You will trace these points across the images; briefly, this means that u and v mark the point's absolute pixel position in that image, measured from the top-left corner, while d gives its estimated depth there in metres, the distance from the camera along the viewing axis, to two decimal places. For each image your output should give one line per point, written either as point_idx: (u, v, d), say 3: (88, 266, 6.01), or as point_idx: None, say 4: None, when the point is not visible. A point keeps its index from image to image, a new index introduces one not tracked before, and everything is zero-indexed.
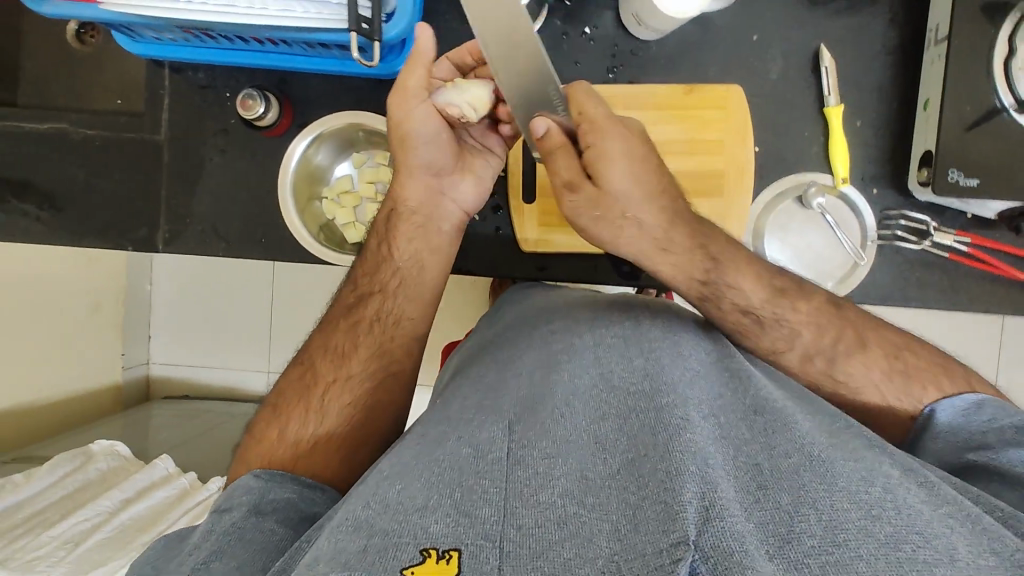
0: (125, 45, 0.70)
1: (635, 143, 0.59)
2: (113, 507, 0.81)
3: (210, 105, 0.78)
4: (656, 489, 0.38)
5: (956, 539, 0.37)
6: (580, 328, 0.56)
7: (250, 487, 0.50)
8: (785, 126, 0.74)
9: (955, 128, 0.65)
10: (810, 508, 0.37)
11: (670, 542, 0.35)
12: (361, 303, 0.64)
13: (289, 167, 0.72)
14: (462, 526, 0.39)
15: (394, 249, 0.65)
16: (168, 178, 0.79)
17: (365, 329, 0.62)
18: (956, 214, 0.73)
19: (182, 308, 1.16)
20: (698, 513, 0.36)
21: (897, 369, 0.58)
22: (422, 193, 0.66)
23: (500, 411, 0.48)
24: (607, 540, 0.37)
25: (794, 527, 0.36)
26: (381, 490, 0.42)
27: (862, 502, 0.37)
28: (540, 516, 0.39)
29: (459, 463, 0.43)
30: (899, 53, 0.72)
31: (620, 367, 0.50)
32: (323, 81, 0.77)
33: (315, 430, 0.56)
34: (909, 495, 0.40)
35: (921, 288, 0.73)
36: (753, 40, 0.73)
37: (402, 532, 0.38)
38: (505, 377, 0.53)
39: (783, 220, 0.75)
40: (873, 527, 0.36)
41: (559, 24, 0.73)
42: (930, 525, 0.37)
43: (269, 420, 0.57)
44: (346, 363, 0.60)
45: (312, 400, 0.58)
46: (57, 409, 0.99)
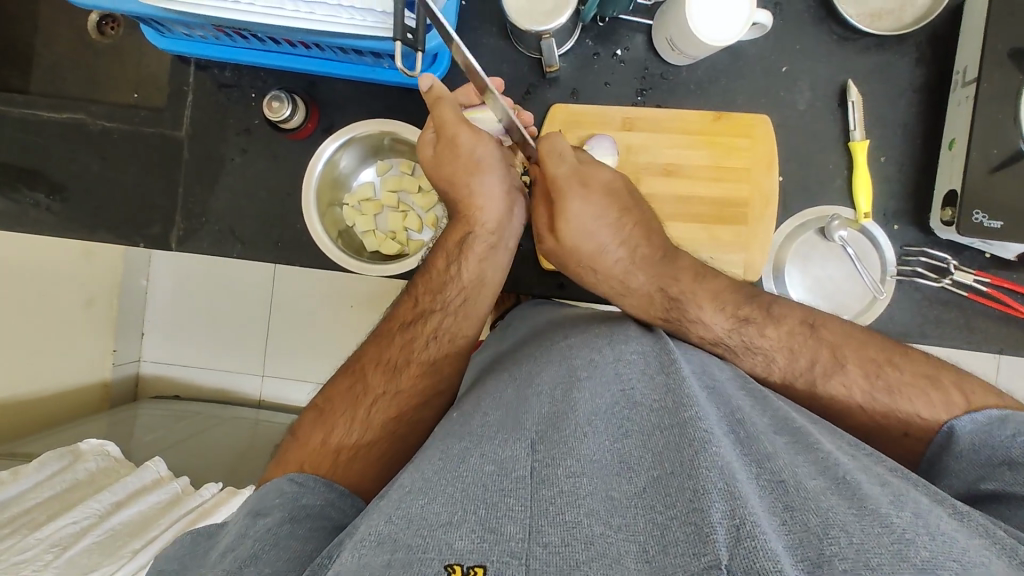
0: (152, 39, 0.70)
1: (594, 199, 0.65)
2: (103, 510, 0.77)
3: (233, 104, 0.77)
4: (685, 509, 0.37)
5: (996, 568, 0.36)
6: (601, 341, 0.53)
7: (284, 491, 0.48)
8: (811, 158, 0.74)
9: (980, 170, 0.66)
10: (841, 530, 0.35)
11: (700, 567, 0.34)
12: (421, 320, 0.63)
13: (315, 171, 0.71)
14: (487, 542, 0.37)
15: (461, 268, 0.66)
16: (187, 176, 0.78)
17: (420, 347, 0.62)
18: (975, 253, 0.73)
19: (185, 305, 1.14)
20: (729, 534, 0.34)
21: (880, 386, 0.55)
22: (498, 213, 0.67)
23: (521, 427, 0.45)
24: (634, 562, 0.36)
25: (825, 551, 0.34)
26: (405, 503, 0.40)
27: (891, 526, 0.36)
28: (565, 534, 0.37)
29: (483, 481, 0.41)
30: (925, 91, 0.73)
31: (642, 381, 0.48)
32: (350, 87, 0.76)
33: (355, 438, 0.55)
34: (942, 520, 0.39)
35: (938, 325, 0.73)
36: (781, 71, 0.74)
37: (427, 547, 0.37)
38: (528, 390, 0.50)
39: (804, 250, 0.75)
40: (905, 550, 0.35)
41: (590, 44, 0.74)
42: (966, 551, 0.36)
43: (315, 425, 0.56)
44: (398, 377, 0.60)
45: (358, 412, 0.57)
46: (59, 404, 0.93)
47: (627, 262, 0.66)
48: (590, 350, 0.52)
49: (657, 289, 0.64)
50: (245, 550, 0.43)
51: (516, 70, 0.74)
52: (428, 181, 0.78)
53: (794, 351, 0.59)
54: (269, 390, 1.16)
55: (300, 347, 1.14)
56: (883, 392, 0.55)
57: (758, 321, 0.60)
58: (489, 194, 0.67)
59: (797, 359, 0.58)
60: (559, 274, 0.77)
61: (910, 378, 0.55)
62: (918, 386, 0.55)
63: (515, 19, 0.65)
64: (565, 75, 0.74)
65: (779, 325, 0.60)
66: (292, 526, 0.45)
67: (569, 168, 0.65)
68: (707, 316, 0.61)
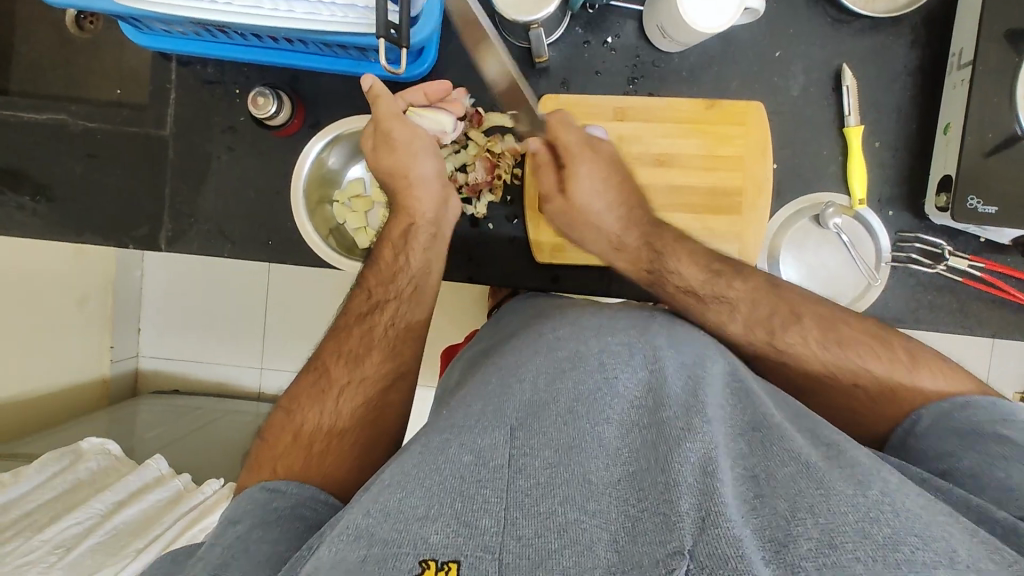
0: (132, 36, 0.68)
1: (603, 162, 0.67)
2: (106, 509, 0.83)
3: (217, 102, 0.75)
4: (656, 499, 0.38)
5: (956, 544, 0.36)
6: (587, 333, 0.53)
7: (256, 497, 0.49)
8: (806, 145, 0.73)
9: (974, 155, 0.65)
10: (807, 513, 0.36)
11: (665, 553, 0.35)
12: (376, 310, 0.63)
13: (301, 171, 0.70)
14: (461, 536, 0.37)
15: (408, 257, 0.65)
16: (173, 175, 0.76)
17: (379, 334, 0.62)
18: (969, 238, 0.73)
19: (174, 301, 1.21)
20: (696, 522, 0.36)
21: (833, 340, 0.58)
22: (434, 203, 0.66)
23: (502, 415, 0.44)
24: (605, 550, 0.37)
25: (790, 532, 0.36)
26: (381, 497, 0.39)
27: (859, 504, 0.37)
28: (540, 525, 0.38)
29: (460, 472, 0.40)
30: (919, 75, 0.72)
31: (625, 371, 0.48)
32: (337, 81, 0.74)
33: (326, 427, 0.56)
34: (907, 498, 0.39)
35: (932, 311, 0.73)
36: (775, 56, 0.73)
37: (402, 542, 0.37)
38: (511, 378, 0.48)
39: (799, 237, 0.75)
40: (870, 528, 0.35)
41: (580, 32, 0.72)
42: (929, 528, 0.36)
43: (284, 424, 0.56)
44: (361, 367, 0.60)
45: (326, 403, 0.57)
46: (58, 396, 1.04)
47: (625, 219, 0.68)
48: (575, 342, 0.51)
49: (646, 243, 0.67)
50: (217, 554, 0.44)
51: None
52: None
53: (756, 301, 0.61)
54: (267, 381, 1.22)
55: (303, 339, 1.20)
56: (835, 346, 0.58)
57: (728, 274, 0.63)
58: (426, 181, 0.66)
59: (758, 309, 0.61)
60: (552, 267, 0.74)
61: (863, 337, 0.58)
62: (869, 343, 0.57)
63: (502, 9, 0.63)
64: (556, 65, 0.73)
65: (745, 280, 0.63)
66: (261, 531, 0.45)
67: (580, 135, 0.67)
68: (684, 267, 0.64)
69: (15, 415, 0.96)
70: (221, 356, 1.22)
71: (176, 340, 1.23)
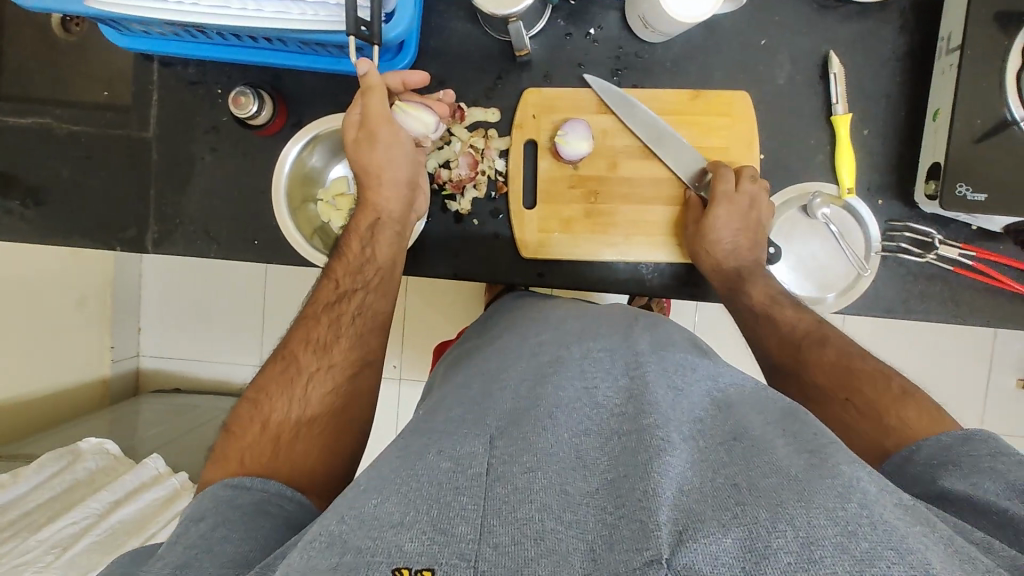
0: (112, 38, 0.68)
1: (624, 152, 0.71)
2: (103, 509, 0.84)
3: (199, 102, 0.75)
4: (634, 507, 0.37)
5: (932, 557, 0.33)
6: (570, 339, 0.54)
7: (218, 496, 0.49)
8: (794, 134, 0.72)
9: (963, 141, 0.64)
10: (786, 523, 0.34)
11: (642, 561, 0.34)
12: (344, 299, 0.64)
13: (283, 172, 0.70)
14: (436, 544, 0.36)
15: (375, 249, 0.65)
16: (157, 177, 0.76)
17: (347, 322, 0.63)
18: (961, 226, 0.72)
19: (170, 301, 1.22)
20: (672, 534, 0.35)
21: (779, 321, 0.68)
22: (399, 202, 0.67)
23: (482, 423, 0.46)
24: (579, 560, 0.36)
25: (771, 543, 0.33)
26: (358, 504, 0.40)
27: (837, 516, 0.34)
28: (516, 533, 0.37)
29: (438, 478, 0.41)
30: (908, 60, 0.70)
31: (605, 382, 0.48)
32: (319, 78, 0.74)
33: (295, 417, 0.57)
34: (886, 510, 0.35)
35: (923, 300, 0.72)
36: (760, 45, 0.71)
37: (376, 551, 0.36)
38: (491, 385, 0.51)
39: (786, 228, 0.74)
40: (847, 544, 0.32)
41: (562, 24, 0.71)
42: (906, 541, 0.33)
43: (252, 414, 0.57)
44: (329, 354, 0.61)
45: (295, 391, 0.58)
46: (58, 397, 1.06)
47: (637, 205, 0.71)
48: (558, 347, 0.53)
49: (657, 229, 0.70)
50: (176, 555, 0.43)
51: (487, 55, 0.72)
52: None
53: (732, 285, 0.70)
54: None
55: None
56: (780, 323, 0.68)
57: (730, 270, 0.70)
58: (396, 182, 0.66)
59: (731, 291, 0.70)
60: (538, 263, 0.74)
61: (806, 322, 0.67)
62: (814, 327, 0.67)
63: (480, 4, 0.62)
64: (538, 58, 0.72)
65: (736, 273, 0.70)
66: (225, 530, 0.45)
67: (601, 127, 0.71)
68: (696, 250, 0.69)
69: (13, 416, 0.98)
70: (218, 355, 1.23)
71: (174, 340, 1.23)
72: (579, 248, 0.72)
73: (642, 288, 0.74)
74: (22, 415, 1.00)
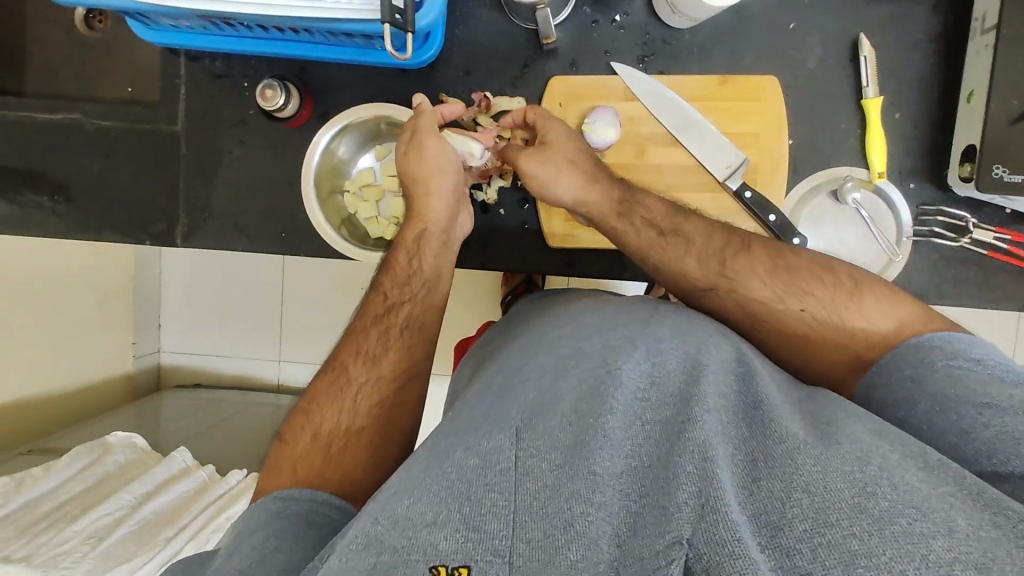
0: (139, 33, 0.69)
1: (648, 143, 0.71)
2: (135, 500, 0.86)
3: (225, 95, 0.75)
4: (657, 495, 0.39)
5: (956, 515, 0.36)
6: (591, 331, 0.51)
7: (267, 508, 0.50)
8: (823, 119, 0.72)
9: (1000, 123, 0.63)
10: (804, 492, 0.37)
11: (664, 544, 0.36)
12: (392, 310, 0.63)
13: (312, 162, 0.70)
14: (470, 541, 0.38)
15: (422, 261, 0.65)
16: (186, 170, 0.76)
17: (396, 334, 0.62)
18: (995, 209, 0.71)
19: (192, 296, 1.23)
20: (693, 511, 0.37)
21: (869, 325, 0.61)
22: (444, 207, 0.66)
23: (506, 417, 0.43)
24: (608, 545, 0.38)
25: (787, 513, 0.36)
26: (390, 504, 0.39)
27: (855, 479, 0.37)
28: (548, 526, 0.38)
29: (468, 476, 0.40)
30: (941, 42, 0.69)
31: (627, 362, 0.45)
32: (344, 70, 0.74)
33: (344, 426, 0.57)
34: (906, 472, 0.38)
35: (956, 285, 0.72)
36: (789, 28, 0.71)
37: (412, 549, 0.38)
38: (514, 379, 0.49)
39: (816, 215, 0.72)
40: (866, 503, 0.36)
41: (588, 12, 0.71)
42: (927, 500, 0.36)
43: (302, 423, 0.57)
44: (378, 365, 0.60)
45: (344, 401, 0.58)
46: (86, 393, 1.08)
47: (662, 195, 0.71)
48: (579, 340, 0.51)
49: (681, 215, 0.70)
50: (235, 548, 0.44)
51: (513, 44, 0.72)
52: None
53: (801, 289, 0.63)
54: (287, 374, 1.24)
55: (321, 332, 1.21)
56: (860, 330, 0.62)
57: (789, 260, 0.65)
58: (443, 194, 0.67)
59: None
60: (565, 253, 0.74)
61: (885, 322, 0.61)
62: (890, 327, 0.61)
63: None
64: (564, 46, 0.71)
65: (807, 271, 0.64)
66: (275, 540, 0.46)
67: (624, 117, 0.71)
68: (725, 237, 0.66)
69: (47, 411, 1.00)
70: (240, 350, 1.24)
71: (196, 336, 1.24)
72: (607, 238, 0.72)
73: None
74: (54, 409, 1.02)
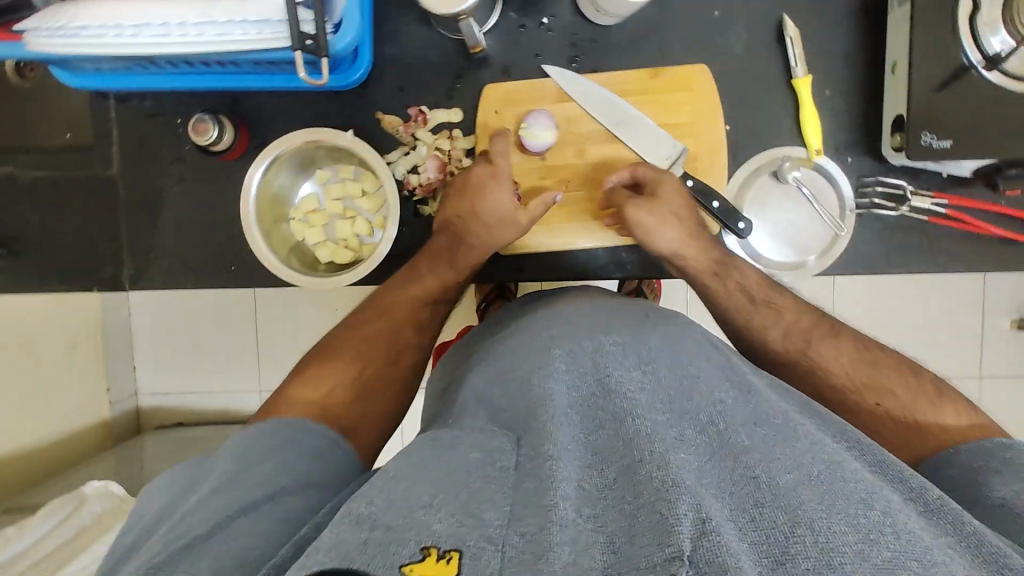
0: (63, 78, 0.68)
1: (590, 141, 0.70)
2: (111, 552, 0.81)
3: (159, 133, 0.74)
4: (652, 497, 0.36)
5: (962, 569, 0.33)
6: (584, 332, 0.50)
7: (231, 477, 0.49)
8: (756, 102, 0.72)
9: (924, 91, 0.64)
10: (807, 529, 0.34)
11: (663, 557, 0.33)
12: (418, 307, 0.65)
13: (250, 193, 0.69)
14: (465, 527, 0.37)
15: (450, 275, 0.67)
16: (127, 213, 0.75)
17: (417, 327, 0.65)
18: (932, 175, 0.72)
19: (161, 336, 1.20)
20: (693, 527, 0.34)
21: (866, 358, 0.58)
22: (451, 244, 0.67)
23: (508, 424, 0.45)
24: (601, 552, 0.36)
25: (789, 549, 0.33)
26: (382, 489, 0.39)
27: (859, 522, 0.34)
28: (540, 524, 0.37)
29: (467, 466, 0.41)
30: (862, 16, 0.70)
31: (624, 370, 0.45)
32: (276, 97, 0.73)
33: (346, 398, 0.57)
34: (908, 518, 0.36)
35: (902, 253, 0.73)
36: (714, 16, 0.71)
37: (406, 528, 0.36)
38: (506, 378, 0.49)
39: (760, 196, 0.73)
40: (871, 550, 0.33)
41: (514, 17, 0.71)
42: (933, 551, 0.33)
43: (303, 391, 0.57)
44: (397, 353, 0.62)
45: (354, 372, 0.59)
46: (71, 441, 1.07)
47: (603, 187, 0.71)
48: (574, 339, 0.49)
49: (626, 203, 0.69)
50: None
51: (443, 56, 0.72)
52: (369, 183, 0.75)
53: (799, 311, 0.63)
54: (265, 404, 1.23)
55: (294, 357, 1.21)
56: (866, 363, 0.58)
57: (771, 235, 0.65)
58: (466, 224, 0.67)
59: (801, 320, 0.62)
60: (517, 258, 0.74)
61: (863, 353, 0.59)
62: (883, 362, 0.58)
63: (427, 7, 0.61)
64: (494, 53, 0.72)
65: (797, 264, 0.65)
66: None
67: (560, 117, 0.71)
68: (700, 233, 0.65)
69: (21, 467, 0.99)
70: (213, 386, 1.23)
71: (173, 374, 1.22)
72: (559, 239, 0.72)
73: (623, 270, 0.75)
74: (28, 464, 1.01)
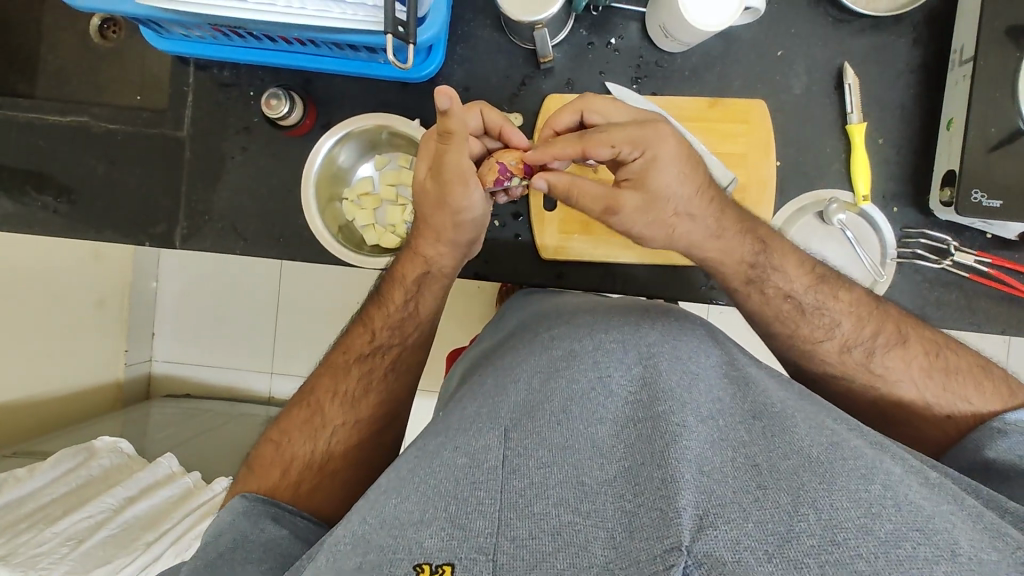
0: (152, 41, 0.71)
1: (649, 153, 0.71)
2: (117, 504, 0.84)
3: (231, 104, 0.77)
4: (653, 495, 0.37)
5: (959, 535, 0.35)
6: (582, 332, 0.50)
7: (234, 508, 0.55)
8: (809, 142, 0.74)
9: (979, 149, 0.65)
10: (811, 507, 0.35)
11: (662, 548, 0.34)
12: (376, 352, 0.64)
13: (312, 169, 0.72)
14: (455, 539, 0.37)
15: (420, 304, 0.66)
16: (189, 175, 0.78)
17: (380, 376, 0.64)
18: (976, 234, 0.73)
19: (189, 305, 1.24)
20: (692, 521, 0.35)
21: (937, 367, 0.59)
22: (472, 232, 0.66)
23: (496, 416, 0.44)
24: (600, 548, 0.36)
25: (793, 527, 0.34)
26: (379, 504, 0.42)
27: (860, 498, 0.36)
28: (532, 528, 0.37)
29: (455, 475, 0.41)
30: (922, 72, 0.72)
31: (619, 370, 0.46)
32: (347, 81, 0.76)
33: (316, 461, 0.60)
34: (909, 491, 0.38)
35: (940, 307, 0.73)
36: (777, 56, 0.74)
37: (397, 548, 0.38)
38: (505, 381, 0.48)
39: (803, 235, 0.74)
40: (872, 524, 0.34)
41: (584, 34, 0.74)
42: (930, 521, 0.35)
43: (274, 455, 0.60)
44: (357, 406, 0.63)
45: (318, 428, 0.61)
46: (87, 395, 1.09)
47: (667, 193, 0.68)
48: (571, 340, 0.50)
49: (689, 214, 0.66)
50: None
51: (512, 62, 0.75)
52: None
53: (860, 319, 0.61)
54: (277, 387, 1.24)
55: (313, 344, 1.22)
56: (938, 373, 0.59)
57: (831, 283, 0.62)
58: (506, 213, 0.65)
59: (862, 327, 0.61)
60: (558, 265, 0.76)
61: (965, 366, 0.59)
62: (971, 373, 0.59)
63: (507, 10, 0.65)
64: (561, 65, 0.74)
65: (850, 291, 0.62)
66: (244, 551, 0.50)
67: None
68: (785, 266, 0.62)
69: (48, 414, 1.00)
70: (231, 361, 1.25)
71: (190, 346, 1.25)
72: (601, 250, 0.74)
73: (659, 289, 0.76)
74: (55, 413, 1.02)
